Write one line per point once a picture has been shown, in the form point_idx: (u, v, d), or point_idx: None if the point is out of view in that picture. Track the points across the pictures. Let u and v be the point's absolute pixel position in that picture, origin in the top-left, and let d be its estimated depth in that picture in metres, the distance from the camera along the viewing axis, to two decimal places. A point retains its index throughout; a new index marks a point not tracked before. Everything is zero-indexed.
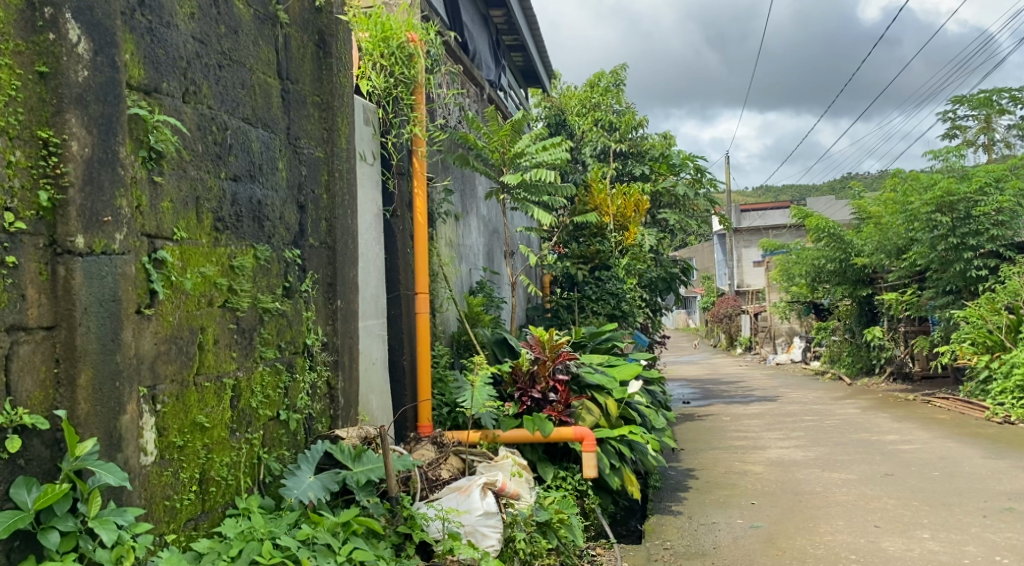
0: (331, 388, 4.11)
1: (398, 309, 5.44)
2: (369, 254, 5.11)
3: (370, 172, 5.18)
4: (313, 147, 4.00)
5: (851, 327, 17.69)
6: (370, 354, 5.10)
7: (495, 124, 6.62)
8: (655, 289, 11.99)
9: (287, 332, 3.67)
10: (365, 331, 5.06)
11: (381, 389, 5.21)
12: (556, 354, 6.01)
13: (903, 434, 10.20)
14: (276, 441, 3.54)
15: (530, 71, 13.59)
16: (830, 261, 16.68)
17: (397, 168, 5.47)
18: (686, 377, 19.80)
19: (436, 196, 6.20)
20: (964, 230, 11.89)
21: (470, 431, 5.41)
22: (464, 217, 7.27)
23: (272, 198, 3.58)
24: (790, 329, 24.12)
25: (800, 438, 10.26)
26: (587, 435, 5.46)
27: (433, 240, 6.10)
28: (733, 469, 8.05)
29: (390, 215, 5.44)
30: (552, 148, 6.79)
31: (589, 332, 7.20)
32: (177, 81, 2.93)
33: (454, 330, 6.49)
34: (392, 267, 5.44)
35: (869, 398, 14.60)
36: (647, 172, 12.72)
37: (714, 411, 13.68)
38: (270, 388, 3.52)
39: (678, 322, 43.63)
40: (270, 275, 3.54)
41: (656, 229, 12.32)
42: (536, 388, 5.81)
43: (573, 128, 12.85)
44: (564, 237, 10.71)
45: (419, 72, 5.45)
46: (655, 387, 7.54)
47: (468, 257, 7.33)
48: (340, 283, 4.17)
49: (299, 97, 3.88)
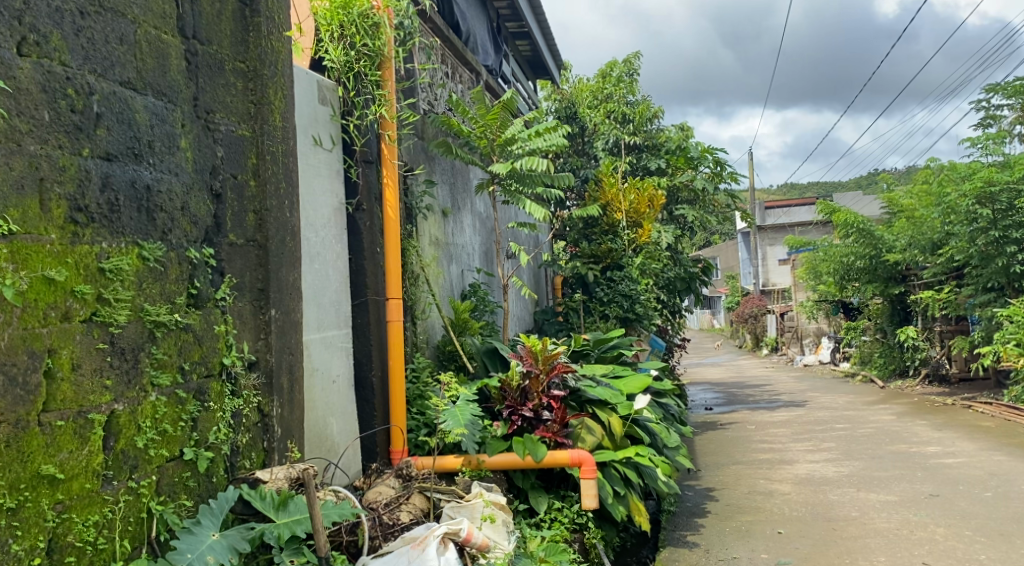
0: (264, 415, 3.42)
1: (364, 317, 4.72)
2: (326, 254, 4.42)
3: (327, 160, 4.48)
4: (234, 123, 3.30)
5: (883, 327, 16.76)
6: (330, 371, 4.39)
7: (482, 108, 5.97)
8: (675, 290, 11.10)
9: (193, 350, 2.98)
10: (323, 344, 4.34)
11: (344, 411, 4.50)
12: (550, 367, 5.25)
13: (945, 446, 9.34)
14: (177, 488, 2.86)
15: (537, 61, 12.90)
16: (859, 259, 15.78)
17: (361, 155, 4.75)
18: (709, 381, 18.92)
19: (415, 188, 5.52)
20: (1007, 223, 10.97)
21: (451, 457, 4.74)
22: (454, 213, 6.58)
23: (171, 184, 2.89)
24: (818, 329, 23.16)
25: (832, 450, 9.44)
26: (586, 459, 4.77)
27: (412, 237, 5.39)
28: (757, 489, 7.24)
29: (353, 209, 4.72)
30: (548, 133, 6.04)
31: (593, 339, 6.51)
32: (5, 26, 2.33)
33: (440, 338, 5.81)
34: (358, 270, 4.73)
35: (904, 402, 13.71)
36: (663, 166, 11.90)
37: (738, 418, 12.85)
38: (168, 421, 2.82)
39: (702, 322, 42.58)
40: (166, 280, 2.83)
41: (673, 227, 11.52)
42: (527, 405, 5.07)
43: (585, 121, 12.06)
44: (576, 237, 10.24)
45: (388, 44, 4.69)
46: (668, 399, 6.80)
47: (460, 257, 6.64)
48: (275, 289, 3.48)
49: (211, 62, 3.18)
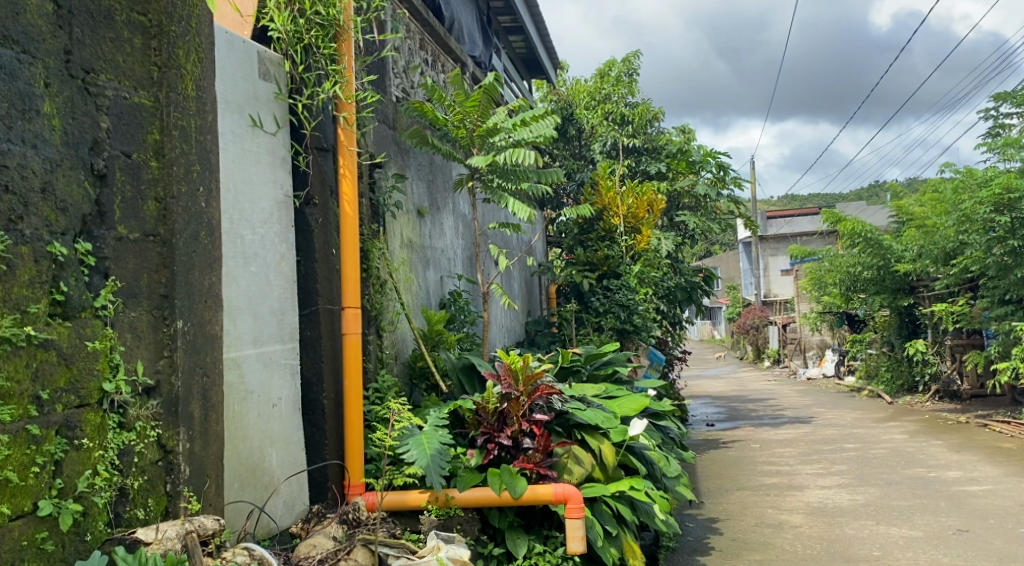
0: (168, 452, 2.77)
1: (315, 330, 4.05)
2: (266, 256, 3.76)
3: (268, 145, 3.81)
4: (127, 88, 2.68)
5: (890, 340, 16.08)
6: (269, 393, 3.73)
7: (461, 93, 5.30)
8: (675, 300, 10.36)
9: (57, 374, 2.39)
10: (261, 361, 3.68)
11: (287, 440, 3.83)
12: (531, 389, 4.56)
13: (966, 471, 8.69)
14: (25, 552, 2.27)
15: (532, 60, 12.33)
16: (867, 269, 15.12)
17: (312, 141, 4.07)
18: (710, 395, 18.24)
19: (382, 182, 4.88)
20: None
21: (415, 493, 4.09)
22: (432, 214, 5.92)
23: (25, 158, 2.33)
24: (822, 341, 22.43)
25: (844, 473, 8.76)
26: (573, 495, 4.18)
27: (378, 238, 4.74)
28: (765, 520, 6.58)
29: (303, 203, 4.03)
30: (535, 122, 5.37)
31: (584, 354, 5.89)
32: None
33: (410, 353, 5.14)
34: (307, 273, 4.06)
35: (914, 420, 13.04)
36: (663, 170, 11.22)
37: (740, 436, 12.16)
38: (13, 466, 2.25)
39: (703, 332, 41.88)
40: (11, 284, 2.27)
41: (674, 234, 10.84)
42: (506, 433, 4.43)
43: (582, 123, 11.46)
44: (571, 243, 9.72)
45: (346, 12, 4.01)
46: (669, 421, 6.14)
47: (438, 262, 5.98)
48: (183, 296, 2.82)
49: (94, 10, 2.58)
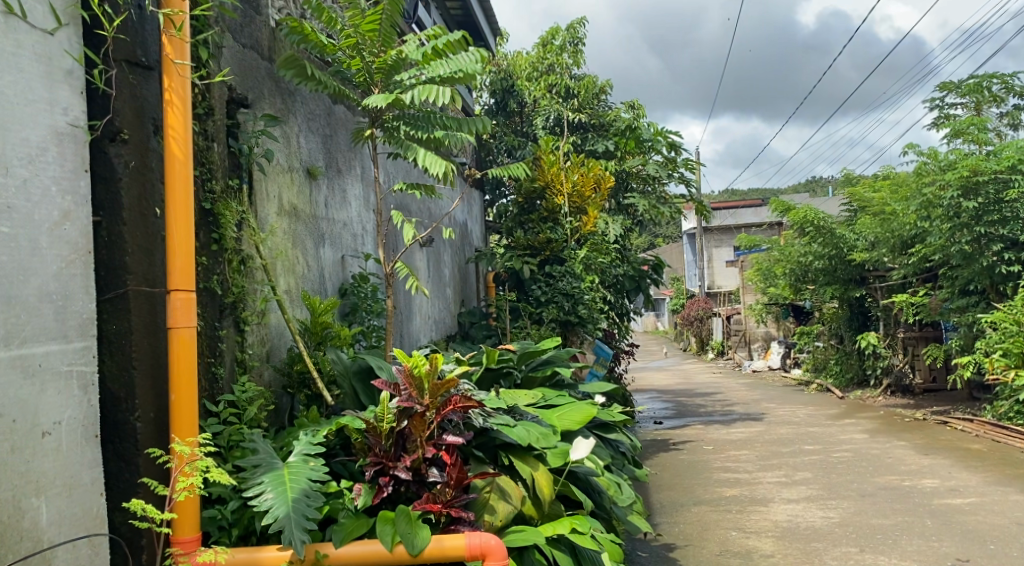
0: None
1: (122, 322, 2.80)
2: (36, 211, 2.54)
3: (37, 44, 2.58)
4: None
5: (839, 332, 15.27)
6: (37, 415, 2.51)
7: (356, 13, 4.06)
8: (622, 289, 9.18)
9: None
10: (19, 370, 2.47)
11: (74, 483, 2.61)
12: (441, 403, 3.38)
13: (943, 480, 7.75)
14: None
15: (469, 26, 11.20)
16: (818, 259, 14.17)
17: (119, 49, 2.83)
18: (656, 388, 17.37)
19: (247, 125, 3.74)
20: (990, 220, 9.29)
21: (270, 551, 2.91)
22: (330, 176, 4.72)
23: None
24: (766, 333, 21.68)
25: (810, 484, 7.77)
26: (491, 549, 3.06)
27: (238, 197, 3.56)
28: (731, 547, 5.56)
29: (103, 137, 2.78)
30: (451, 54, 4.17)
31: (519, 352, 4.78)
32: None
33: (286, 353, 3.93)
34: (111, 239, 2.80)
35: (869, 417, 12.19)
36: (611, 148, 10.03)
37: (690, 436, 11.17)
38: None
39: (647, 325, 41.22)
40: None
41: (621, 218, 9.73)
42: (405, 463, 3.25)
43: (522, 95, 10.37)
44: (511, 225, 8.64)
45: None
46: (621, 434, 5.03)
47: (339, 237, 4.78)
48: None
49: None
